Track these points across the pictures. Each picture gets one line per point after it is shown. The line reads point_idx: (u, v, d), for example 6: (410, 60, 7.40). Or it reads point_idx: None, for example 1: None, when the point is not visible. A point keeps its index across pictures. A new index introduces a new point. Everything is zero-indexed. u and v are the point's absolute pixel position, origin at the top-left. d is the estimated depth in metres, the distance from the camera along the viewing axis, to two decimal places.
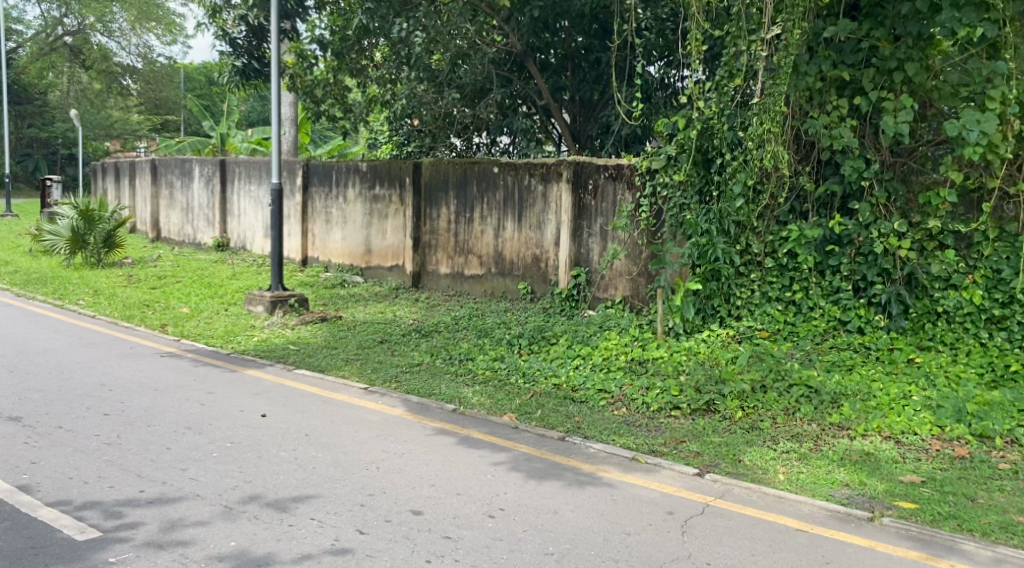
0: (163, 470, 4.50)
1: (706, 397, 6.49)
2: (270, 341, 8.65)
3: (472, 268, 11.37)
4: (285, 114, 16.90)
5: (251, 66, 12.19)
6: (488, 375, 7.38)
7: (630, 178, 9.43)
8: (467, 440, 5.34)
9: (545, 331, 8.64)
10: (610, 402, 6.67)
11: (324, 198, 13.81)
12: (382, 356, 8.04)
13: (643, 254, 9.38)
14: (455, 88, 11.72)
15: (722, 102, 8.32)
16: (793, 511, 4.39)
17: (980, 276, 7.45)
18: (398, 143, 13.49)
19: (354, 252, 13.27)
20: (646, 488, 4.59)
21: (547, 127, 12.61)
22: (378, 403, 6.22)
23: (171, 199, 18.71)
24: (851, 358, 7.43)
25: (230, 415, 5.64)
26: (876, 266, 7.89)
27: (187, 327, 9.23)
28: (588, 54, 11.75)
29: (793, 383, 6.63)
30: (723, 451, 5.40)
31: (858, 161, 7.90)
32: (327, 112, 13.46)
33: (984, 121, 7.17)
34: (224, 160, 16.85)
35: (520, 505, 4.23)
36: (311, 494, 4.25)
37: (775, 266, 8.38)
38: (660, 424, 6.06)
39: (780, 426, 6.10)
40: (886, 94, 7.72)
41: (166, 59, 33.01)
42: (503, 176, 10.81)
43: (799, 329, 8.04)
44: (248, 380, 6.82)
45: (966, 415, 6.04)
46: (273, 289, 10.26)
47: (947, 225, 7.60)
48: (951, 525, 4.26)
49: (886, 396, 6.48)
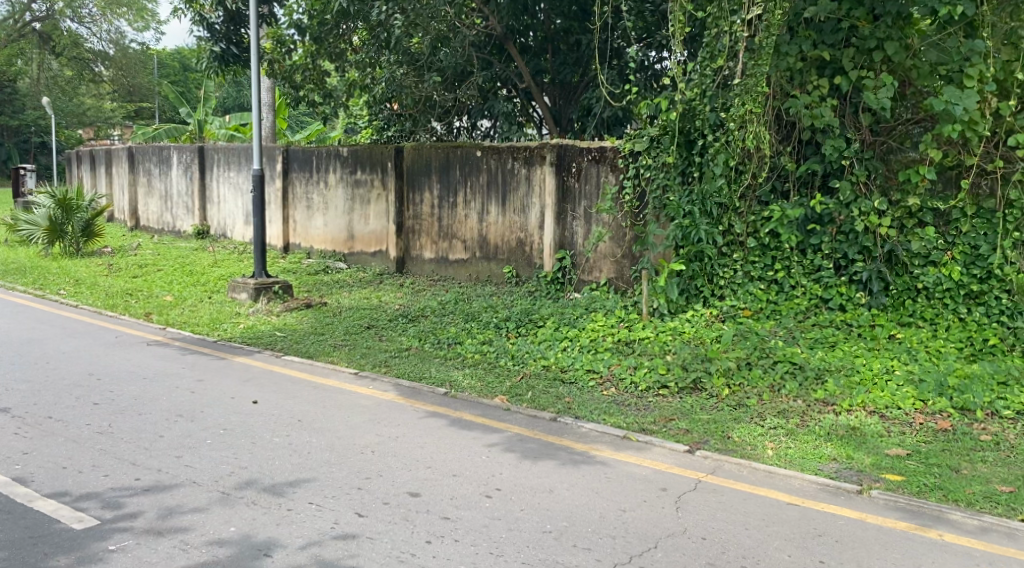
0: (157, 457, 4.51)
1: (693, 375, 6.57)
2: (256, 328, 8.62)
3: (456, 252, 11.38)
4: (262, 99, 16.73)
5: (230, 51, 12.04)
6: (477, 358, 7.42)
7: (614, 160, 9.47)
8: (460, 422, 5.39)
9: (532, 314, 8.69)
10: (599, 382, 6.74)
11: (305, 184, 13.73)
12: (370, 341, 8.06)
13: (627, 236, 9.46)
14: (435, 71, 11.72)
15: (704, 84, 8.40)
16: (784, 486, 4.48)
17: (959, 252, 7.59)
18: (378, 127, 13.52)
19: (337, 238, 13.23)
20: (639, 466, 4.66)
21: (529, 110, 12.62)
22: (369, 388, 6.24)
23: (150, 186, 18.51)
24: (834, 335, 7.54)
25: (221, 402, 5.65)
26: (857, 244, 8.02)
27: (171, 316, 9.18)
28: (568, 36, 11.71)
29: (778, 360, 6.76)
30: (712, 428, 5.48)
31: (839, 141, 8.01)
32: (306, 98, 13.21)
33: (964, 97, 7.31)
34: (202, 146, 16.68)
35: (516, 485, 4.28)
36: (308, 478, 4.28)
37: (757, 246, 8.45)
38: (649, 403, 6.14)
39: (766, 402, 6.19)
40: (866, 73, 7.82)
41: (139, 44, 32.29)
42: (486, 159, 10.79)
43: (782, 307, 8.14)
44: (236, 367, 6.81)
45: (947, 388, 6.19)
46: (257, 276, 10.22)
47: (927, 203, 7.73)
48: (937, 496, 4.39)
49: (869, 370, 6.62)
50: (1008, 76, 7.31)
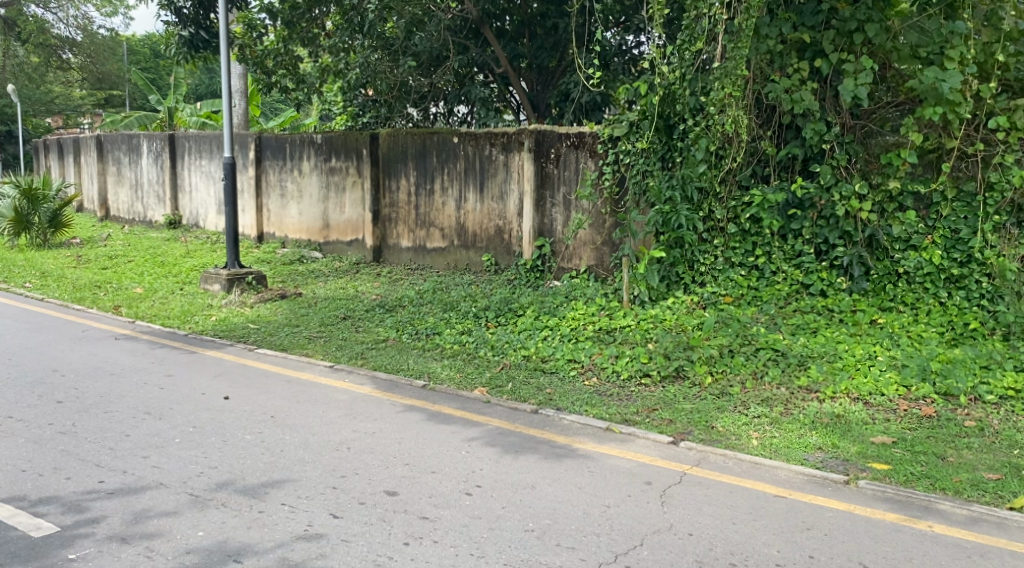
0: (123, 458, 4.33)
1: (675, 364, 6.47)
2: (228, 320, 8.40)
3: (434, 240, 11.20)
4: (234, 86, 16.45)
5: (198, 36, 11.71)
6: (456, 349, 7.27)
7: (593, 146, 9.33)
8: (438, 416, 5.24)
9: (511, 303, 8.56)
10: (580, 371, 6.63)
11: (279, 171, 13.47)
12: (346, 333, 7.87)
13: (607, 223, 9.34)
14: (410, 56, 11.50)
15: (684, 68, 8.26)
16: (770, 477, 4.39)
17: (939, 236, 7.57)
18: (353, 114, 13.27)
19: (312, 228, 12.99)
20: (623, 458, 4.55)
21: (506, 95, 12.50)
22: (345, 381, 6.08)
23: (119, 175, 18.10)
24: (816, 321, 7.47)
25: (192, 399, 5.46)
26: (837, 229, 7.97)
27: (141, 308, 8.93)
28: (544, 21, 11.50)
29: (760, 348, 6.69)
30: (696, 419, 5.38)
31: (819, 124, 7.91)
32: (278, 84, 12.91)
33: (948, 76, 7.23)
34: (172, 135, 16.32)
35: (497, 481, 4.15)
36: (281, 478, 4.12)
37: (738, 232, 8.36)
38: (632, 393, 6.04)
39: (749, 391, 6.11)
40: (847, 56, 7.71)
41: (106, 30, 31.12)
42: (463, 146, 10.60)
43: (763, 293, 8.06)
44: (208, 361, 6.61)
45: (930, 373, 6.14)
46: (230, 266, 10.01)
47: (907, 186, 7.70)
48: (925, 485, 4.34)
49: (852, 357, 6.56)
50: (988, 58, 7.29)
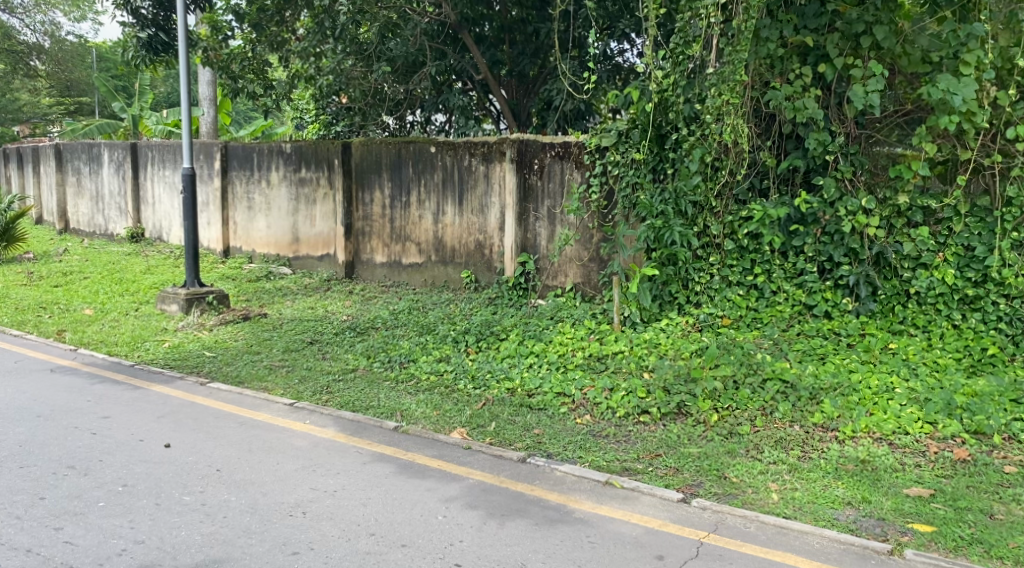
0: (30, 531, 3.60)
1: (676, 400, 5.82)
2: (182, 347, 7.63)
3: (410, 256, 10.51)
4: (202, 93, 15.73)
5: (158, 38, 10.88)
6: (433, 381, 6.56)
7: (579, 156, 8.69)
8: (411, 468, 4.54)
9: (493, 325, 7.90)
10: (571, 408, 5.95)
11: (245, 182, 12.73)
12: (312, 361, 7.16)
13: (594, 238, 8.70)
14: (385, 61, 10.86)
15: (676, 74, 7.71)
16: (801, 548, 3.78)
17: (952, 254, 7.01)
18: (325, 122, 12.49)
19: (280, 242, 12.26)
20: (628, 524, 3.91)
21: (485, 104, 11.85)
22: (306, 423, 5.36)
23: (79, 186, 17.24)
24: (823, 346, 6.88)
25: (126, 447, 4.72)
26: (843, 246, 7.40)
27: (87, 333, 8.16)
28: (526, 26, 10.97)
29: (767, 378, 6.04)
30: (705, 466, 4.74)
31: (823, 134, 7.35)
32: (246, 90, 11.99)
33: (962, 86, 6.71)
34: (135, 143, 15.51)
35: (480, 559, 3.50)
36: (219, 557, 3.43)
37: (735, 249, 7.76)
38: (630, 433, 5.37)
39: (760, 430, 5.48)
40: (853, 61, 7.17)
41: (76, 36, 29.78)
42: (441, 156, 9.92)
43: (764, 315, 7.48)
44: (150, 399, 5.84)
45: (956, 409, 5.56)
46: (189, 285, 9.30)
47: (917, 201, 7.15)
48: (979, 554, 3.74)
49: (868, 389, 5.93)
50: (1005, 64, 6.75)
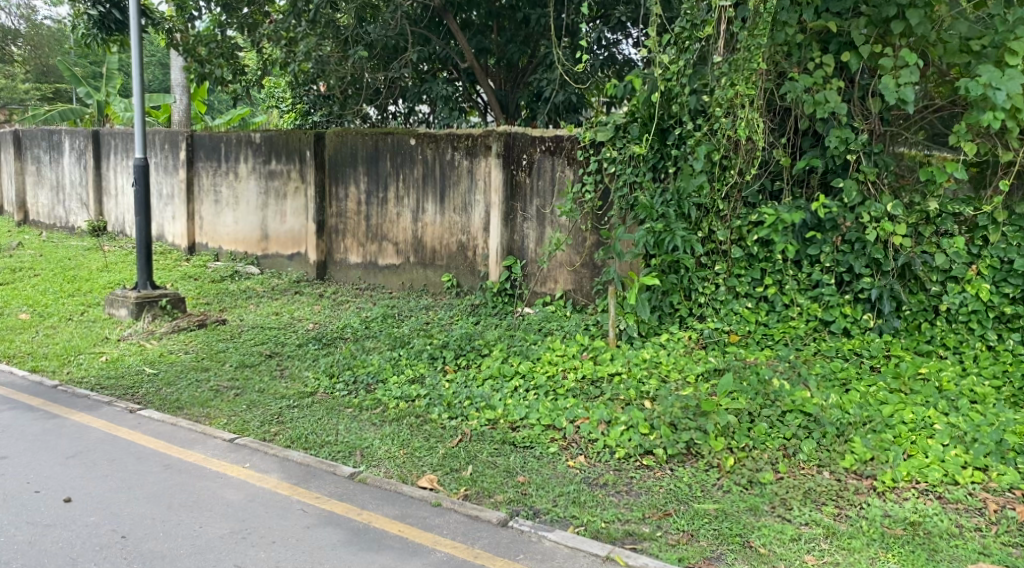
0: None
1: (684, 438, 4.96)
2: (120, 362, 6.71)
3: (387, 257, 9.63)
4: (174, 79, 14.67)
5: (112, 16, 9.85)
6: (402, 409, 5.69)
7: (572, 152, 7.82)
8: (365, 536, 3.70)
9: (474, 338, 7.01)
10: (562, 446, 5.11)
11: (212, 174, 11.79)
12: (266, 381, 6.25)
13: (587, 241, 7.85)
14: (363, 45, 9.75)
15: (682, 61, 6.75)
16: None
17: (986, 266, 6.24)
18: (303, 111, 11.58)
19: (248, 238, 11.34)
20: None
21: (472, 96, 10.97)
22: (244, 467, 4.48)
23: (39, 175, 16.21)
24: (845, 369, 6.01)
25: (15, 503, 3.87)
26: (865, 256, 6.55)
27: (16, 346, 7.23)
28: (514, 12, 10.03)
29: (787, 411, 5.20)
30: (726, 531, 3.91)
31: (845, 130, 6.48)
32: (213, 75, 10.79)
33: (1006, 79, 5.80)
34: (96, 130, 14.48)
35: None
36: None
37: (744, 256, 6.93)
38: (632, 481, 4.52)
39: (784, 477, 4.64)
40: (881, 48, 6.25)
41: (53, 21, 28.35)
42: (421, 149, 9.03)
43: (775, 332, 6.64)
44: (66, 433, 4.94)
45: (1009, 452, 4.75)
46: (140, 288, 8.37)
47: (948, 207, 6.34)
48: None
49: (903, 425, 5.10)
50: None
